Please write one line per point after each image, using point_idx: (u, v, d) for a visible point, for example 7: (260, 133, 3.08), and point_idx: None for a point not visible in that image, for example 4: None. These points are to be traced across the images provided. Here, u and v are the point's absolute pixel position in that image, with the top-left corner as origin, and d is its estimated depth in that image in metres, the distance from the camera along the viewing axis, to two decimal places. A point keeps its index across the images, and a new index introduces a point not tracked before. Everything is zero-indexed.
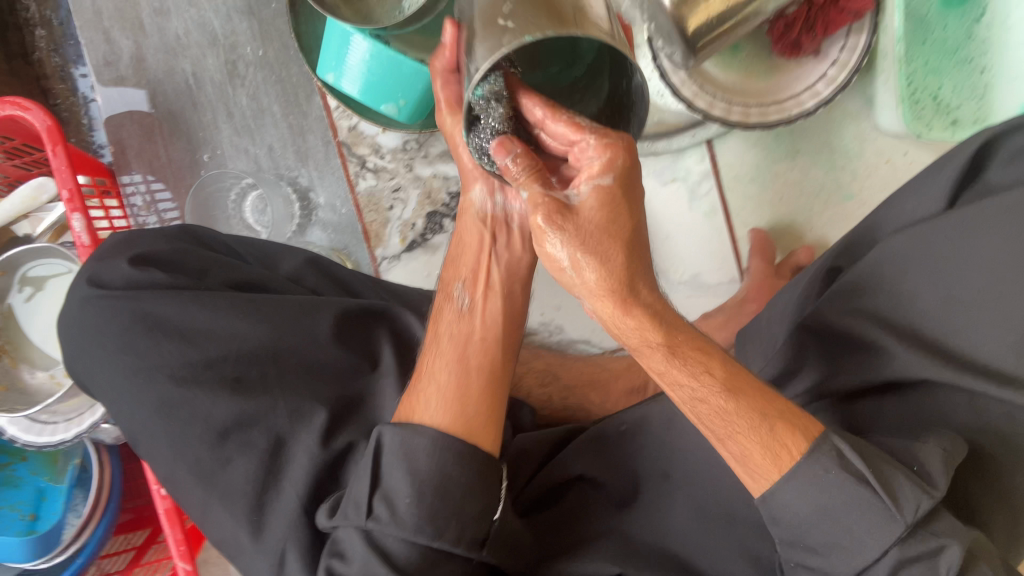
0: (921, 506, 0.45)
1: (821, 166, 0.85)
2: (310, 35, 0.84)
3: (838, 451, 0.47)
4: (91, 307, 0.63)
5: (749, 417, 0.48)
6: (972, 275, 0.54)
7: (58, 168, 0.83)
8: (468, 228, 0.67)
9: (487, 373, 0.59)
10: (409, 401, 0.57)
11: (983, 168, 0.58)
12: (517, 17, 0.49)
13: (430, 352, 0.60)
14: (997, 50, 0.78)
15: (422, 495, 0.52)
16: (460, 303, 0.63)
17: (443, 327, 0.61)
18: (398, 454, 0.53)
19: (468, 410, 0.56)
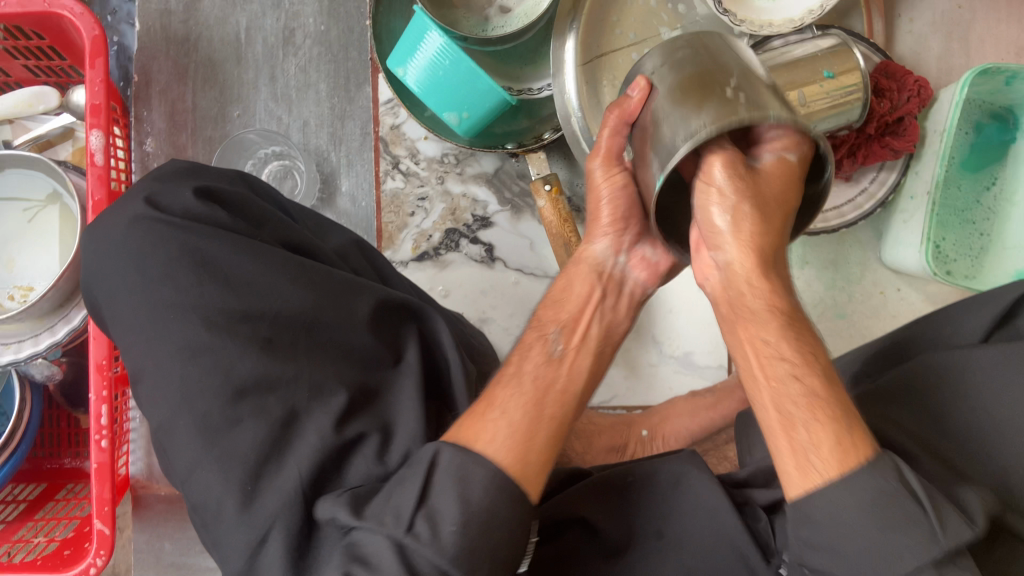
0: (963, 534, 0.44)
1: (824, 282, 0.91)
2: (385, 26, 0.83)
3: (895, 469, 0.46)
4: (140, 227, 0.60)
5: (833, 421, 0.46)
6: (995, 406, 0.58)
7: (92, 80, 0.78)
8: (580, 277, 0.64)
9: (557, 427, 0.54)
10: (470, 426, 0.52)
11: (1013, 315, 0.64)
12: (744, 89, 0.50)
13: (506, 388, 0.55)
14: (998, 220, 0.86)
15: (468, 525, 0.47)
16: (553, 347, 0.58)
17: (529, 366, 0.57)
18: (453, 474, 0.49)
19: (528, 458, 0.51)
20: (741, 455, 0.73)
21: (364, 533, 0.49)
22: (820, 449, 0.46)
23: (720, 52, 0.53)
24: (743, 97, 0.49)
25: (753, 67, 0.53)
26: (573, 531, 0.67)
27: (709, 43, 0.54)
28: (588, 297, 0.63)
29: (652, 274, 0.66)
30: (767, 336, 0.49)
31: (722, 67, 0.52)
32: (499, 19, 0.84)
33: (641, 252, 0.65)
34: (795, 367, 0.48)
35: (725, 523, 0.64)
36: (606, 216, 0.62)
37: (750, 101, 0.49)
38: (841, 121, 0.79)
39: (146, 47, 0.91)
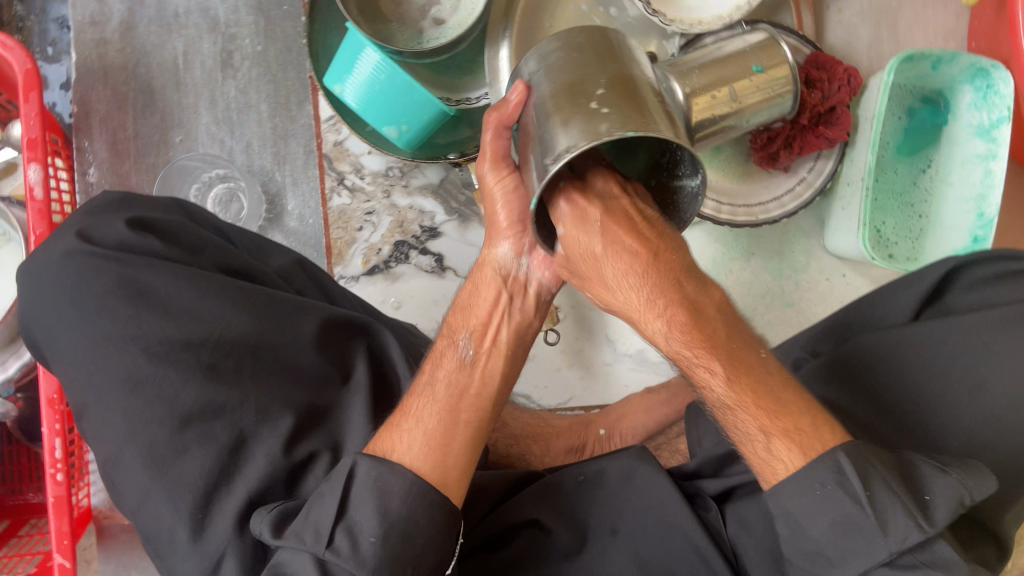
0: (908, 538, 0.47)
1: (771, 271, 0.92)
2: (320, 43, 0.84)
3: (839, 468, 0.49)
4: (74, 261, 0.60)
5: (760, 417, 0.50)
6: (929, 379, 0.61)
7: (27, 115, 0.78)
8: (485, 281, 0.61)
9: (472, 432, 0.57)
10: (385, 438, 0.56)
11: (943, 292, 0.67)
12: (610, 103, 0.46)
13: (421, 395, 0.58)
14: (936, 201, 0.87)
15: (387, 536, 0.51)
16: (464, 352, 0.60)
17: (441, 372, 0.59)
18: (372, 487, 0.52)
19: (446, 461, 0.55)
20: (691, 447, 0.74)
21: (288, 552, 0.51)
22: (776, 447, 0.50)
23: (601, 58, 0.50)
24: (607, 111, 0.46)
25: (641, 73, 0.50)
26: (526, 534, 0.67)
27: (596, 44, 0.50)
28: (495, 306, 0.61)
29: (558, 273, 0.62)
30: (689, 319, 0.51)
31: (602, 76, 0.48)
32: (433, 30, 0.84)
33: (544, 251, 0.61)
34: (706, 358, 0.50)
35: (676, 515, 0.66)
36: (505, 217, 0.58)
37: (627, 112, 0.46)
38: (773, 113, 0.81)
39: (84, 76, 0.90)
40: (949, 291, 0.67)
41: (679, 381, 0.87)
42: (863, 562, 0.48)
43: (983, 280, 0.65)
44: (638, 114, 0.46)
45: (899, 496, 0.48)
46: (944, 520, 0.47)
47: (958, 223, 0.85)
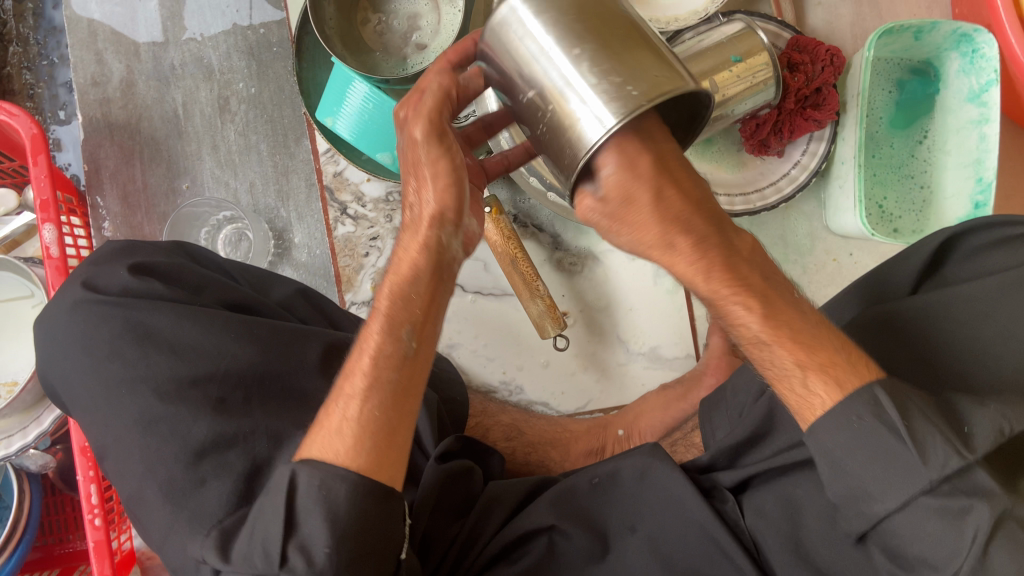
0: (950, 464, 0.45)
1: (777, 258, 0.92)
2: (309, 79, 0.86)
3: (875, 400, 0.48)
4: (82, 310, 0.63)
5: (791, 358, 0.50)
6: (929, 354, 0.60)
7: (37, 177, 0.82)
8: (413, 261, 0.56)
9: (410, 424, 0.56)
10: (321, 444, 0.54)
11: (941, 265, 0.67)
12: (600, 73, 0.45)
13: (360, 390, 0.55)
14: (936, 170, 0.86)
15: (339, 544, 0.50)
16: (407, 347, 0.56)
17: (381, 368, 0.55)
18: (315, 496, 0.51)
19: (388, 458, 0.54)
20: (705, 439, 0.74)
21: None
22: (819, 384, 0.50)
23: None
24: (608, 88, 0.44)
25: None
26: (542, 540, 0.67)
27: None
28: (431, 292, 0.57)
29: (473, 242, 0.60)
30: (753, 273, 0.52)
31: (600, 20, 0.46)
32: (416, 55, 0.86)
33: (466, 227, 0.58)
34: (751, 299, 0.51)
35: (692, 509, 0.65)
36: (435, 196, 0.54)
37: (645, 66, 0.45)
38: (758, 101, 0.82)
39: (92, 136, 0.94)
40: (947, 263, 0.66)
41: (693, 374, 0.87)
42: (901, 492, 0.46)
43: (980, 249, 0.64)
44: (659, 66, 0.45)
45: (937, 424, 0.46)
46: (982, 446, 0.46)
47: (960, 191, 0.84)
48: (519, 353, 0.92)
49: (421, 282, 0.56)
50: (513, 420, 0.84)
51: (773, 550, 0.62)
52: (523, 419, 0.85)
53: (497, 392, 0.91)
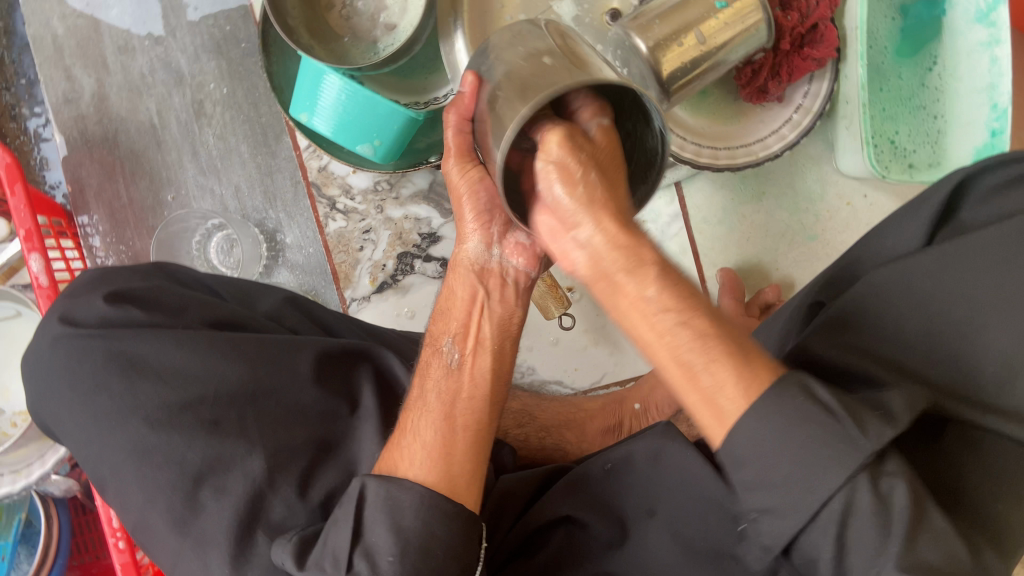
0: (884, 437, 0.40)
1: (786, 208, 0.88)
2: (281, 73, 0.83)
3: (803, 385, 0.42)
4: (64, 346, 0.62)
5: (728, 344, 0.42)
6: (949, 306, 0.55)
7: (16, 207, 0.80)
8: (459, 282, 0.63)
9: (473, 436, 0.56)
10: (388, 458, 0.55)
11: (955, 208, 0.62)
12: (508, 95, 0.48)
13: (415, 407, 0.57)
14: (948, 99, 0.80)
15: (404, 552, 0.50)
16: (450, 357, 0.60)
17: (431, 381, 0.59)
18: (382, 505, 0.51)
19: (451, 468, 0.54)
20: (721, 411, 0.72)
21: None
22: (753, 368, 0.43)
23: (519, 48, 0.51)
24: (510, 104, 0.48)
25: (560, 41, 0.51)
26: (560, 532, 0.66)
27: (526, 32, 0.53)
28: (472, 300, 0.62)
29: (532, 257, 0.63)
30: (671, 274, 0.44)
31: (516, 70, 0.49)
32: (387, 37, 0.83)
33: (515, 238, 0.63)
34: (666, 300, 0.43)
35: (705, 487, 0.61)
36: (469, 211, 0.61)
37: (546, 77, 0.47)
38: (752, 46, 0.76)
39: (72, 155, 0.92)
40: (961, 206, 0.62)
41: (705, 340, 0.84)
42: (831, 482, 0.40)
43: (995, 188, 0.59)
44: (561, 74, 0.47)
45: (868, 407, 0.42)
46: (909, 420, 0.42)
47: (974, 118, 0.78)
48: (528, 334, 0.90)
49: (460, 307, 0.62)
50: (524, 406, 0.81)
51: None
52: (534, 404, 0.82)
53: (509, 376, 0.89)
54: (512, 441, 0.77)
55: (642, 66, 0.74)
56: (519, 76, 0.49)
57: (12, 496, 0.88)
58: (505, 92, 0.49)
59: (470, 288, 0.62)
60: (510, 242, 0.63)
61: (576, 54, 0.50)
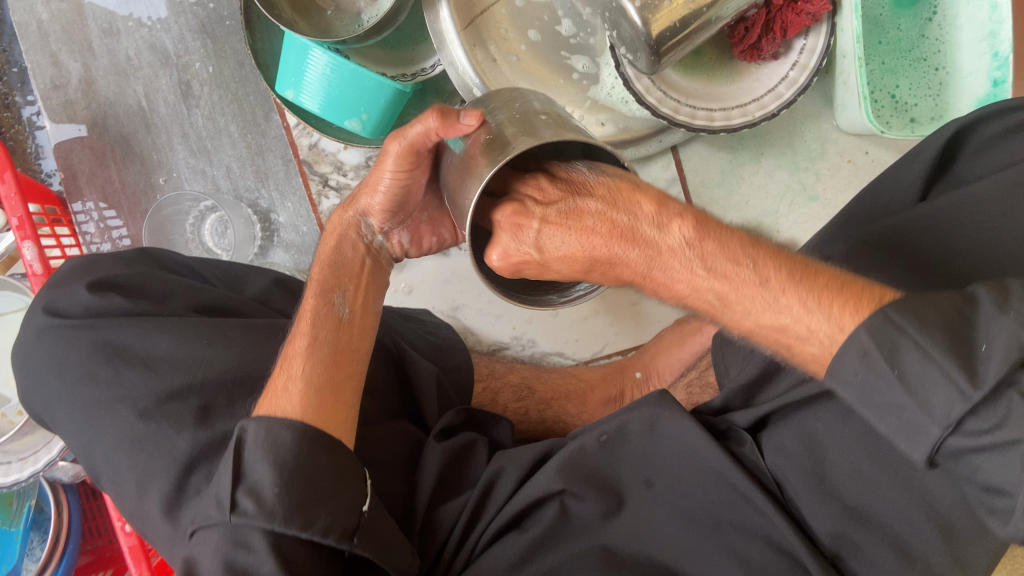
0: (954, 408, 0.39)
1: (786, 168, 0.86)
2: (265, 50, 0.82)
3: (864, 350, 0.41)
4: (49, 337, 0.62)
5: (789, 313, 0.45)
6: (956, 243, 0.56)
7: (6, 195, 0.80)
8: (346, 246, 0.67)
9: (352, 386, 0.60)
10: (273, 401, 0.56)
11: (954, 160, 0.62)
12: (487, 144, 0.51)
13: (302, 353, 0.60)
14: (950, 48, 0.78)
15: (289, 482, 0.51)
16: (340, 312, 0.63)
17: (323, 333, 0.62)
18: (262, 444, 0.52)
19: (336, 415, 0.57)
20: (719, 377, 0.71)
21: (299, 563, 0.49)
22: (807, 322, 0.44)
23: (512, 104, 0.54)
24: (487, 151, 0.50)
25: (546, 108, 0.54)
26: (554, 505, 0.65)
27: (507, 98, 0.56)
28: (357, 265, 0.67)
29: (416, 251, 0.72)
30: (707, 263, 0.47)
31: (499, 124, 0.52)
32: (370, 8, 0.81)
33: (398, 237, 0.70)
34: (760, 303, 0.46)
35: (704, 457, 0.62)
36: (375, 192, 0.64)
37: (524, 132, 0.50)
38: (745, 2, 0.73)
39: (62, 141, 0.91)
40: (959, 158, 0.61)
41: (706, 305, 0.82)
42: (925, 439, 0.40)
43: (991, 139, 0.59)
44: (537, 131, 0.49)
45: (934, 359, 0.39)
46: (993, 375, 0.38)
47: (977, 68, 0.76)
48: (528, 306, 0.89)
49: (346, 269, 0.66)
50: (522, 379, 0.82)
51: (798, 490, 0.59)
52: (533, 376, 0.82)
53: (509, 349, 0.89)
54: (512, 414, 0.79)
55: (631, 30, 0.73)
56: (505, 128, 0.51)
57: (20, 483, 0.88)
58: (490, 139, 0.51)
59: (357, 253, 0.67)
60: (394, 237, 0.69)
61: (560, 121, 0.52)
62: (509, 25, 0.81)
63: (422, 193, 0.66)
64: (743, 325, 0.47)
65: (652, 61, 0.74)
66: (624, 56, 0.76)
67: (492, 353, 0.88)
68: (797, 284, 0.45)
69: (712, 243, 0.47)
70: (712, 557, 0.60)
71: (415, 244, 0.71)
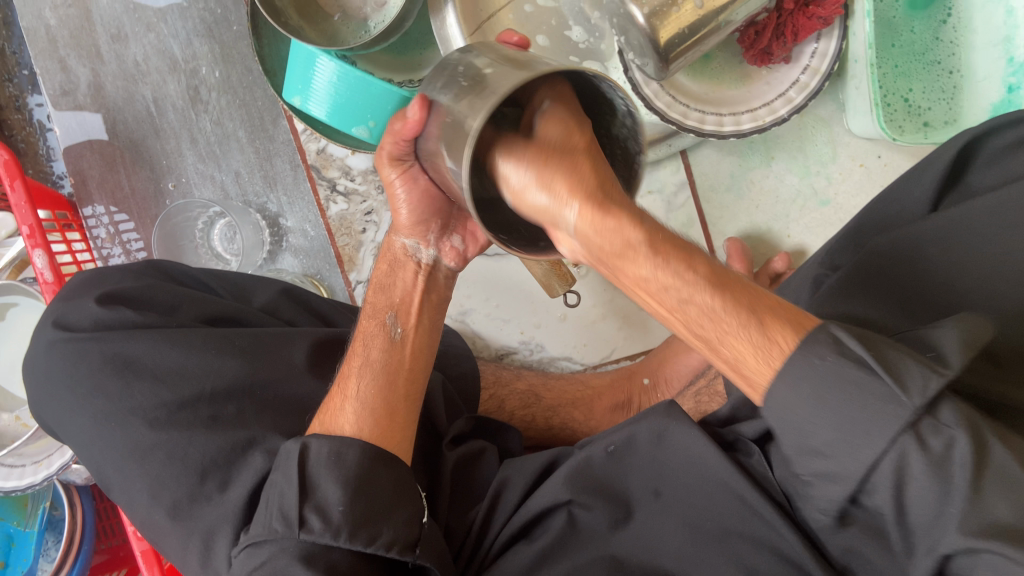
0: (931, 387, 0.36)
1: (796, 172, 0.85)
2: (272, 56, 0.82)
3: (835, 339, 0.39)
4: (59, 351, 0.63)
5: (739, 314, 0.42)
6: (973, 260, 0.55)
7: (17, 203, 0.80)
8: (396, 267, 0.66)
9: (410, 403, 0.62)
10: (331, 419, 0.58)
11: (965, 170, 0.61)
12: (458, 106, 0.45)
13: (354, 373, 0.61)
14: (964, 52, 0.77)
15: (354, 497, 0.52)
16: (393, 331, 0.64)
17: (376, 353, 0.63)
18: (327, 462, 0.53)
19: (393, 433, 0.59)
20: (727, 387, 0.71)
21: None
22: (741, 319, 0.42)
23: (450, 75, 0.48)
24: (461, 114, 0.44)
25: (501, 52, 0.48)
26: (561, 515, 0.65)
27: (462, 53, 0.50)
28: (415, 282, 0.66)
29: (462, 259, 0.68)
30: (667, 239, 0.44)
31: (461, 87, 0.46)
32: (377, 14, 0.81)
33: (449, 241, 0.66)
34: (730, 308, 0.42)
35: (714, 468, 0.61)
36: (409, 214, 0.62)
37: (490, 82, 0.44)
38: (754, 7, 0.72)
39: (72, 147, 0.91)
40: (970, 169, 0.60)
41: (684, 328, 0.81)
42: (875, 445, 0.37)
43: (1003, 151, 0.58)
44: (499, 79, 0.44)
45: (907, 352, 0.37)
46: (958, 363, 0.38)
47: (991, 74, 0.76)
48: (535, 311, 0.89)
49: (395, 289, 0.66)
50: (530, 387, 0.82)
51: None
52: (541, 383, 0.83)
53: (519, 353, 0.89)
54: (520, 422, 0.80)
55: (639, 36, 0.72)
56: (467, 88, 0.45)
57: (34, 486, 0.89)
58: (456, 106, 0.45)
59: (410, 267, 0.66)
60: (446, 244, 0.66)
61: (522, 59, 0.46)
62: (516, 30, 0.80)
63: (447, 207, 0.62)
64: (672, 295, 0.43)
65: (660, 66, 0.73)
66: (633, 61, 0.75)
67: (500, 358, 0.89)
68: (737, 288, 0.43)
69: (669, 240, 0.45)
70: (718, 567, 0.59)
71: (470, 241, 0.67)
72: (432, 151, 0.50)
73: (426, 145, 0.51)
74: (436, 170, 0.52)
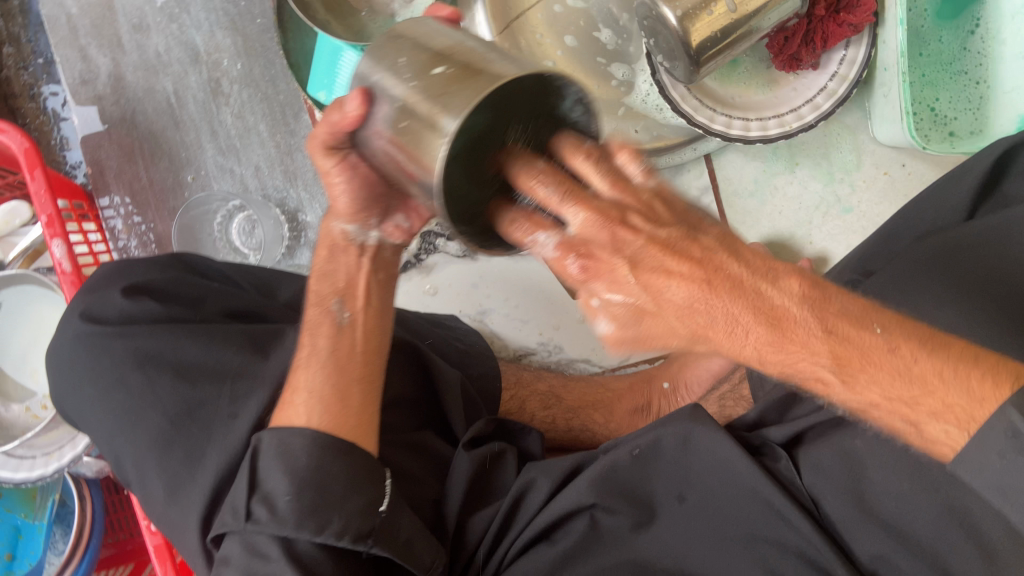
0: None
1: (820, 179, 0.85)
2: (297, 50, 0.81)
3: None
4: (82, 343, 0.62)
5: (934, 374, 0.40)
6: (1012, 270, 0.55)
7: (36, 192, 0.79)
8: (336, 253, 0.63)
9: (370, 392, 0.59)
10: (281, 413, 0.56)
11: (1001, 179, 0.60)
12: (417, 102, 0.40)
13: (302, 363, 0.59)
14: (992, 63, 0.77)
15: (300, 491, 0.52)
16: (339, 317, 0.61)
17: (322, 341, 0.60)
18: None
19: (347, 419, 0.57)
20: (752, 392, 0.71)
21: None
22: (953, 399, 0.39)
23: (394, 69, 0.43)
24: (428, 112, 0.39)
25: (451, 40, 0.43)
26: (583, 518, 0.64)
27: (407, 42, 0.45)
28: (358, 267, 0.64)
29: (409, 236, 0.64)
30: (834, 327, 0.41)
31: (417, 84, 0.41)
32: (405, 9, 0.81)
33: (393, 222, 0.63)
34: (921, 368, 0.40)
35: (742, 474, 0.61)
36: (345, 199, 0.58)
37: (455, 82, 0.39)
38: (786, 12, 0.72)
39: (89, 136, 0.91)
40: (1005, 179, 0.60)
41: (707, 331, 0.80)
42: None
43: None
44: (467, 80, 0.39)
45: None
46: None
47: (1019, 84, 0.75)
48: (553, 312, 0.88)
49: (337, 274, 0.63)
50: (549, 388, 0.82)
51: (834, 511, 0.59)
52: (561, 385, 0.82)
53: (537, 354, 0.88)
54: (540, 423, 0.80)
55: (670, 38, 0.71)
56: (426, 84, 0.41)
57: (45, 478, 0.87)
58: (412, 109, 0.41)
59: (351, 252, 0.63)
60: (390, 226, 0.63)
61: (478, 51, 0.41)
62: (545, 30, 0.80)
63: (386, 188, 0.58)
64: (862, 396, 0.41)
65: (690, 70, 0.73)
66: (662, 64, 0.75)
67: (519, 359, 0.88)
68: (919, 349, 0.40)
69: (830, 309, 0.41)
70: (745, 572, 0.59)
71: (415, 218, 0.63)
72: (379, 147, 0.45)
73: (373, 141, 0.46)
74: (380, 161, 0.48)
